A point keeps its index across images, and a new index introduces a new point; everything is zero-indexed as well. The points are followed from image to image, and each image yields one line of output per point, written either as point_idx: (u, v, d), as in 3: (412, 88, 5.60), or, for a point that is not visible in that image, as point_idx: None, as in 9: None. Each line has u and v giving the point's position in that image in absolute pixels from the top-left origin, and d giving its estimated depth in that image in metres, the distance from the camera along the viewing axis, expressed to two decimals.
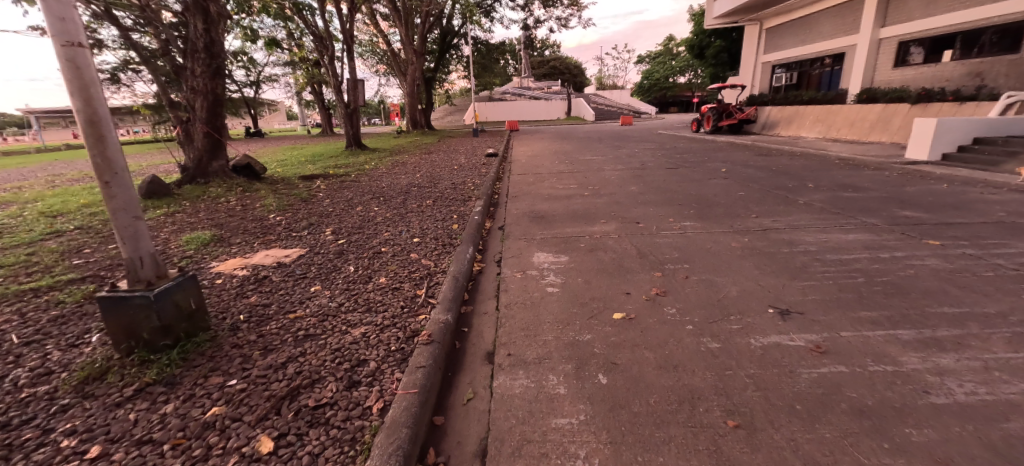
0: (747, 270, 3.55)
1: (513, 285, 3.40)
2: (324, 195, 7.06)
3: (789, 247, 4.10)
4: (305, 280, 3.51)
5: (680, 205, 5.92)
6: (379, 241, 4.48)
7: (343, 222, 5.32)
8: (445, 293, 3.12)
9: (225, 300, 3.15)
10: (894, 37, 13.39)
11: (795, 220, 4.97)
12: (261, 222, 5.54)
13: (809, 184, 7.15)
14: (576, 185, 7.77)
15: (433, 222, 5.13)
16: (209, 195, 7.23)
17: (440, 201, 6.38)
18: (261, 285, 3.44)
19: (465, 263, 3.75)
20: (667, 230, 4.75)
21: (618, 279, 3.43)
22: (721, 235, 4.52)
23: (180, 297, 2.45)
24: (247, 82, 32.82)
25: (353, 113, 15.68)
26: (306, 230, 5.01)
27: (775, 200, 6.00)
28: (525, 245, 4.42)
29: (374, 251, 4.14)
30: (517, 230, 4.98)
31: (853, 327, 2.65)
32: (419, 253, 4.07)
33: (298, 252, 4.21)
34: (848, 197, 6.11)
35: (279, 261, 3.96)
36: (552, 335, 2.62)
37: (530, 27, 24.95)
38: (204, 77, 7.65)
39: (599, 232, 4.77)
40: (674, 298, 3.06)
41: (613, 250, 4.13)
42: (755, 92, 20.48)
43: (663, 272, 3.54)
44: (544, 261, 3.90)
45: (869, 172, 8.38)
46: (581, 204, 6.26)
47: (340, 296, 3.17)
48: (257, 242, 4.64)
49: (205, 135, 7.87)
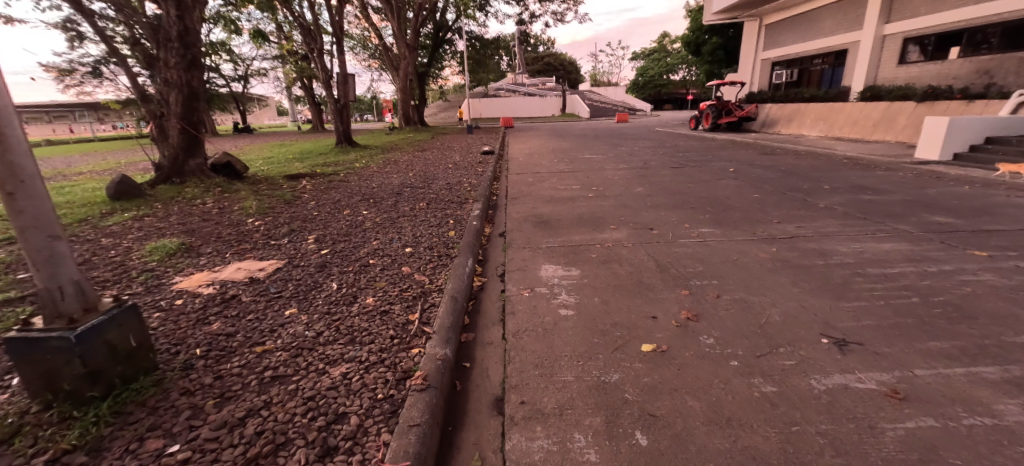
0: (784, 286, 3.14)
1: (521, 306, 2.96)
2: (309, 197, 6.55)
3: (823, 258, 3.68)
4: (279, 300, 3.06)
5: (693, 208, 5.50)
6: (367, 250, 4.02)
7: (328, 227, 4.84)
8: (442, 319, 2.67)
9: (182, 330, 2.70)
10: (899, 33, 13.06)
11: (821, 226, 4.56)
12: (237, 227, 5.04)
13: (824, 185, 6.77)
14: (579, 186, 7.34)
15: (428, 228, 4.67)
16: (184, 197, 6.68)
17: (435, 204, 5.89)
18: (228, 308, 2.98)
19: (464, 279, 3.30)
20: (684, 239, 4.32)
21: (640, 299, 2.99)
22: (744, 244, 4.10)
23: (113, 335, 2.00)
24: (235, 76, 31.99)
25: (343, 108, 15.12)
26: (286, 237, 4.53)
27: (794, 203, 5.60)
28: (530, 255, 3.97)
29: (360, 263, 3.68)
30: (520, 238, 4.53)
31: (928, 363, 2.23)
32: (412, 265, 3.62)
33: (274, 264, 3.75)
34: (869, 200, 5.73)
35: (252, 276, 3.50)
36: (572, 375, 2.19)
37: (525, 23, 24.48)
38: (178, 69, 7.09)
39: (610, 240, 4.33)
40: (709, 324, 2.64)
41: (628, 262, 3.69)
42: (754, 89, 20.17)
43: (690, 290, 3.11)
44: (554, 275, 3.46)
45: (881, 172, 8.05)
46: (586, 208, 5.81)
47: (318, 322, 2.72)
48: (231, 252, 4.16)
49: (180, 130, 7.32)
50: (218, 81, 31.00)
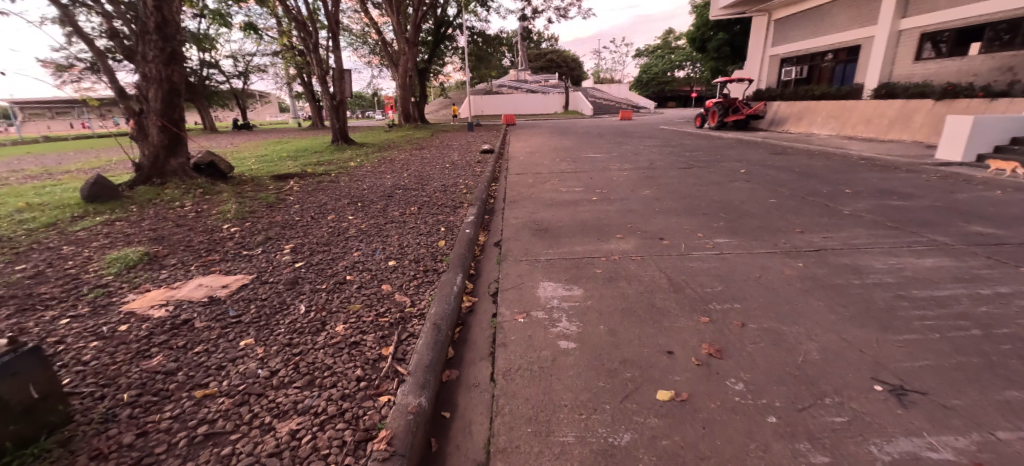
0: (818, 312, 2.74)
1: (514, 335, 2.55)
2: (294, 200, 6.13)
3: (858, 276, 3.26)
4: (237, 326, 2.66)
5: (705, 214, 5.07)
6: (346, 264, 3.61)
7: (308, 235, 4.43)
8: (420, 355, 2.26)
9: (116, 366, 2.30)
10: (916, 28, 12.52)
11: (849, 237, 4.14)
12: (210, 234, 4.63)
13: (845, 189, 6.32)
14: (582, 188, 6.94)
15: (416, 237, 4.25)
16: (162, 199, 6.29)
17: (426, 208, 5.48)
18: (176, 336, 2.58)
19: (451, 300, 2.88)
20: (699, 250, 3.90)
21: (654, 327, 2.58)
22: (766, 258, 3.67)
23: (5, 388, 1.59)
24: (235, 73, 31.71)
25: (340, 105, 14.68)
26: (260, 246, 4.13)
27: (815, 209, 5.18)
28: (528, 269, 3.56)
29: (337, 280, 3.28)
30: (517, 248, 4.12)
31: (1011, 420, 1.82)
32: (393, 282, 3.21)
33: (241, 279, 3.35)
34: (896, 206, 5.29)
35: (213, 295, 3.10)
36: (573, 434, 1.79)
37: (527, 19, 23.99)
38: (157, 62, 6.71)
39: (616, 251, 3.93)
40: (736, 363, 2.23)
41: (637, 280, 3.28)
42: (762, 85, 19.61)
43: (710, 316, 2.70)
44: (553, 296, 3.05)
45: (903, 174, 7.61)
46: (589, 213, 5.39)
47: (276, 356, 2.31)
48: (196, 264, 3.77)
49: (161, 128, 6.95)
50: (217, 77, 30.57)
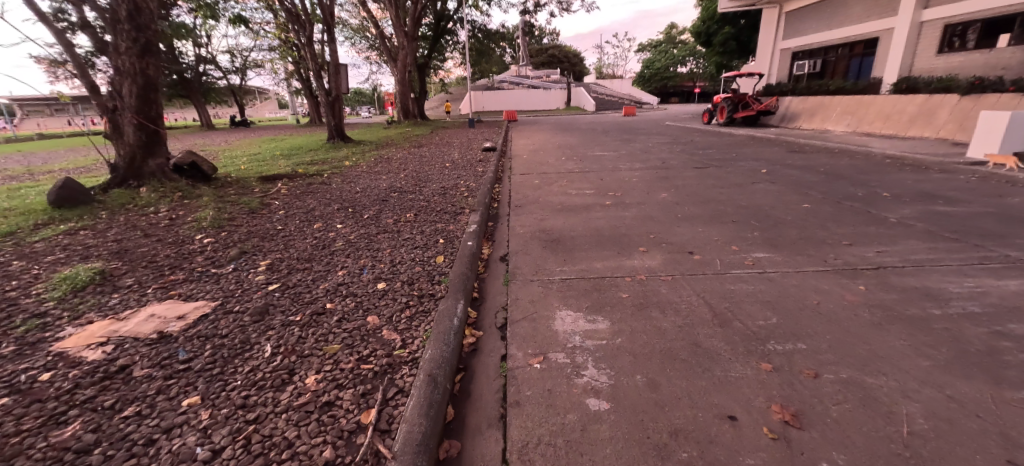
0: (903, 354, 2.21)
1: (529, 390, 2.03)
2: (280, 204, 5.61)
3: (937, 304, 2.72)
4: (184, 377, 2.13)
5: (734, 222, 4.54)
6: (326, 287, 3.07)
7: (288, 249, 3.90)
8: (409, 425, 1.74)
9: (16, 440, 1.79)
10: (940, 18, 11.89)
11: (907, 252, 3.59)
12: (180, 247, 4.11)
13: (881, 191, 5.79)
14: (592, 190, 6.41)
15: (409, 252, 3.70)
16: (136, 204, 5.77)
17: (424, 215, 4.95)
18: (107, 391, 2.08)
19: (450, 340, 2.36)
20: (738, 269, 3.35)
21: (706, 379, 2.05)
22: (819, 278, 3.13)
23: None
24: (232, 68, 31.24)
25: (336, 101, 14.04)
26: (232, 264, 3.60)
27: (858, 216, 4.63)
28: (540, 293, 3.03)
29: (314, 309, 2.73)
30: (526, 264, 3.59)
31: None
32: (381, 313, 2.67)
33: (201, 308, 2.83)
34: (946, 212, 4.74)
35: (163, 331, 2.58)
36: None
37: (528, 13, 23.32)
38: (129, 55, 6.18)
39: (641, 269, 3.40)
40: (823, 437, 1.71)
41: (672, 308, 2.74)
42: (772, 80, 19.02)
43: (772, 362, 2.16)
44: (573, 331, 2.52)
45: (936, 174, 7.07)
46: (603, 220, 4.86)
47: (223, 427, 1.78)
48: (154, 286, 3.25)
49: (137, 127, 6.41)
50: (214, 73, 29.96)
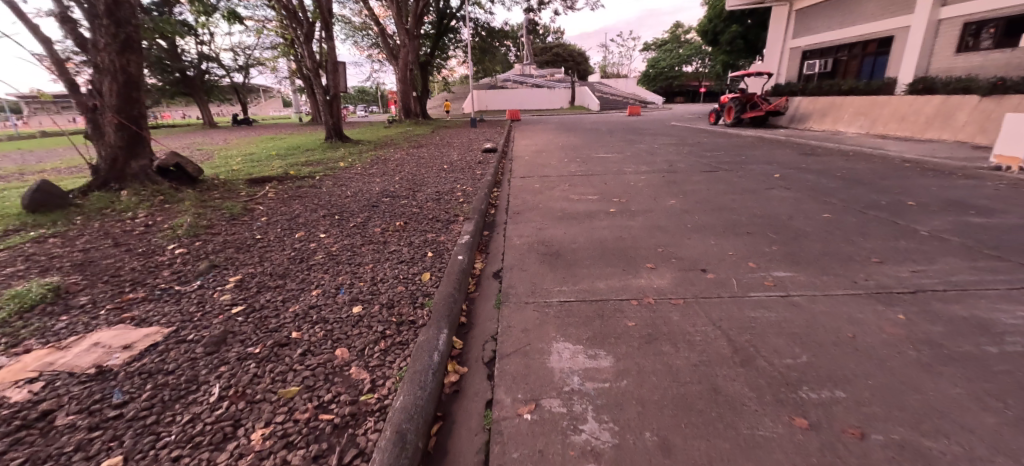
0: (965, 409, 1.86)
1: (517, 452, 1.70)
2: (264, 210, 5.30)
3: (993, 340, 2.36)
4: (112, 428, 1.82)
5: (749, 234, 4.19)
6: (295, 311, 2.73)
7: (263, 263, 3.58)
8: None
9: None
10: (959, 16, 11.44)
11: (945, 272, 3.23)
12: (148, 259, 3.80)
13: (906, 199, 5.40)
14: (596, 196, 6.08)
15: (393, 268, 3.37)
16: (115, 208, 5.47)
17: (415, 223, 4.62)
18: (18, 446, 1.76)
19: (427, 382, 2.02)
20: (758, 291, 3.00)
21: (729, 441, 1.71)
22: (850, 305, 2.78)
23: None
24: (235, 66, 31.12)
25: (333, 101, 13.59)
26: (198, 281, 3.28)
27: (885, 228, 4.26)
28: (536, 319, 2.69)
29: (277, 339, 2.40)
30: (521, 282, 3.25)
31: None
32: (351, 345, 2.34)
33: (152, 336, 2.51)
34: (981, 224, 4.36)
35: (103, 364, 2.25)
36: None
37: (532, 10, 22.90)
38: (109, 51, 5.91)
39: (649, 290, 3.05)
40: None
41: (685, 341, 2.39)
42: (781, 80, 18.58)
43: (808, 417, 1.82)
44: (571, 370, 2.18)
45: (962, 181, 6.67)
46: (607, 229, 4.52)
47: None
48: (109, 307, 2.93)
49: (118, 126, 6.12)
50: (216, 71, 29.73)
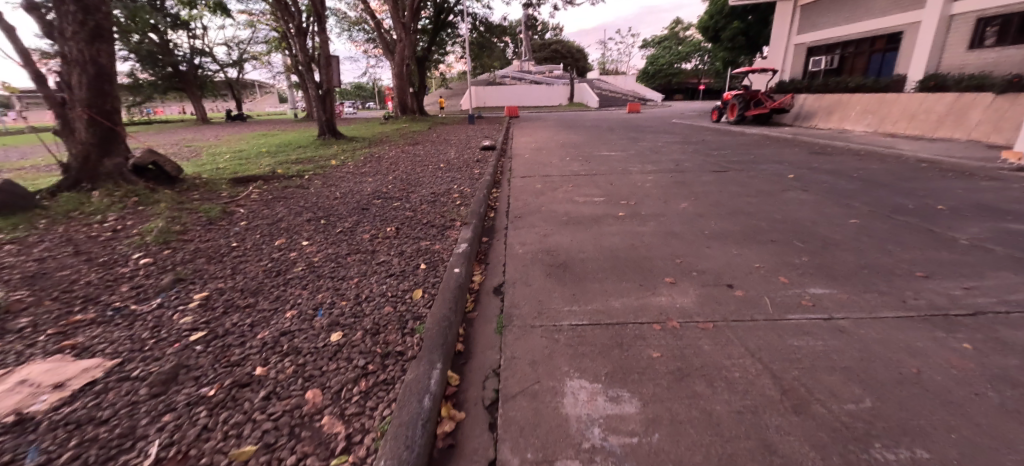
0: None
1: None
2: (244, 213, 4.90)
3: None
4: None
5: (773, 242, 3.82)
6: (264, 338, 2.34)
7: (235, 276, 3.18)
8: None
9: None
10: (972, 11, 11.09)
11: (1001, 290, 2.87)
12: (108, 271, 3.40)
13: (934, 203, 5.04)
14: (602, 197, 5.69)
15: (381, 284, 2.98)
16: (83, 211, 5.06)
17: (407, 229, 4.23)
18: None
19: (416, 438, 1.64)
20: (796, 312, 2.63)
21: None
22: (906, 329, 2.42)
23: None
24: (229, 61, 30.48)
25: (326, 96, 13.09)
26: (158, 298, 2.88)
27: (920, 236, 3.90)
28: (545, 348, 2.31)
29: (238, 377, 2.02)
30: (525, 300, 2.87)
31: None
32: (326, 384, 1.96)
33: (92, 370, 2.12)
34: (1022, 232, 4.01)
35: (25, 410, 1.86)
36: None
37: (532, 6, 22.38)
38: (77, 40, 5.51)
39: (670, 312, 2.66)
40: None
41: (721, 378, 2.03)
42: (784, 77, 18.19)
43: None
44: (589, 418, 1.80)
45: (985, 182, 6.32)
46: (617, 236, 4.15)
47: None
48: (51, 331, 2.53)
49: (89, 121, 5.70)
50: (210, 65, 29.05)
